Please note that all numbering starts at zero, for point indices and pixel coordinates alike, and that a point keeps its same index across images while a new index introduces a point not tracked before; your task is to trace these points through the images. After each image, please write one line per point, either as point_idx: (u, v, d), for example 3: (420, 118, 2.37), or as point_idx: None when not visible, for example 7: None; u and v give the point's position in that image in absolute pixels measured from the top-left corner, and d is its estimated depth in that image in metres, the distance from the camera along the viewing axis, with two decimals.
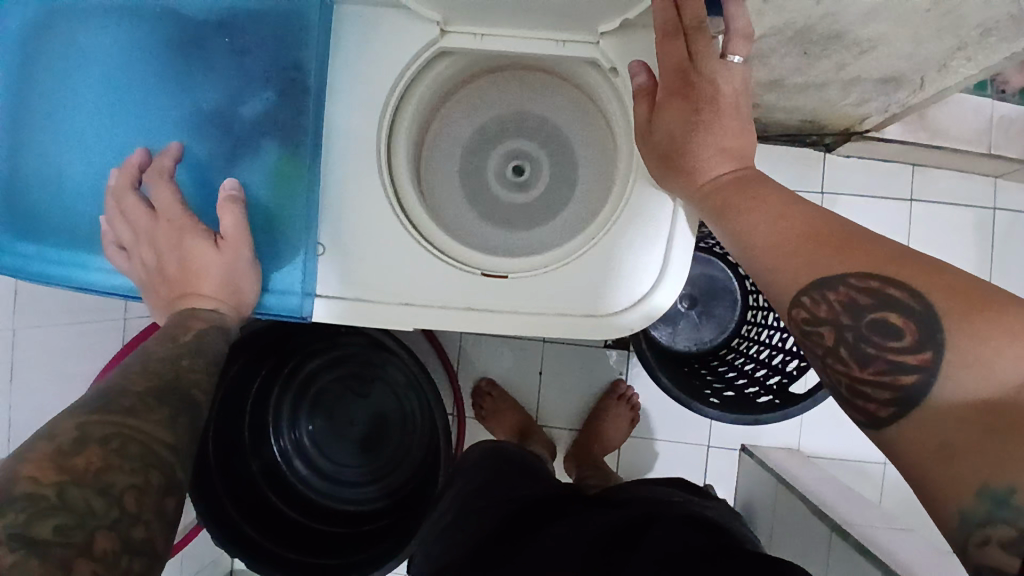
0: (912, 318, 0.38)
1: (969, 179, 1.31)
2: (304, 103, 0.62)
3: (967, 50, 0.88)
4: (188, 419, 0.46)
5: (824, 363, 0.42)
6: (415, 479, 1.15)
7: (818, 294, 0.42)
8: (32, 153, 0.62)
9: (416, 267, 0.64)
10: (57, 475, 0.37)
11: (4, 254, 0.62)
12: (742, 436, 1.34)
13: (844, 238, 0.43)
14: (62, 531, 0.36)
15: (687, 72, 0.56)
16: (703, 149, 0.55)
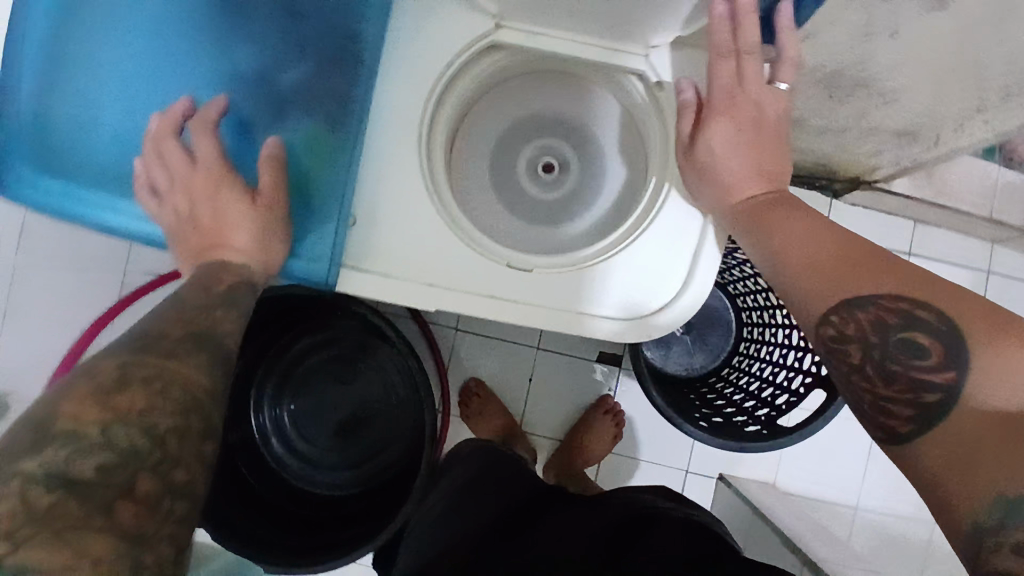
0: (939, 340, 0.41)
1: (966, 240, 1.35)
2: (355, 73, 0.62)
3: (986, 112, 0.89)
4: (224, 369, 0.50)
5: (848, 378, 0.45)
6: (395, 469, 1.15)
7: (846, 313, 0.45)
8: (66, 89, 0.61)
9: (444, 250, 0.66)
10: (102, 413, 0.42)
11: (31, 187, 0.62)
12: (723, 465, 1.34)
13: (871, 260, 0.46)
14: (105, 470, 0.40)
15: (736, 91, 0.60)
16: (732, 167, 0.59)
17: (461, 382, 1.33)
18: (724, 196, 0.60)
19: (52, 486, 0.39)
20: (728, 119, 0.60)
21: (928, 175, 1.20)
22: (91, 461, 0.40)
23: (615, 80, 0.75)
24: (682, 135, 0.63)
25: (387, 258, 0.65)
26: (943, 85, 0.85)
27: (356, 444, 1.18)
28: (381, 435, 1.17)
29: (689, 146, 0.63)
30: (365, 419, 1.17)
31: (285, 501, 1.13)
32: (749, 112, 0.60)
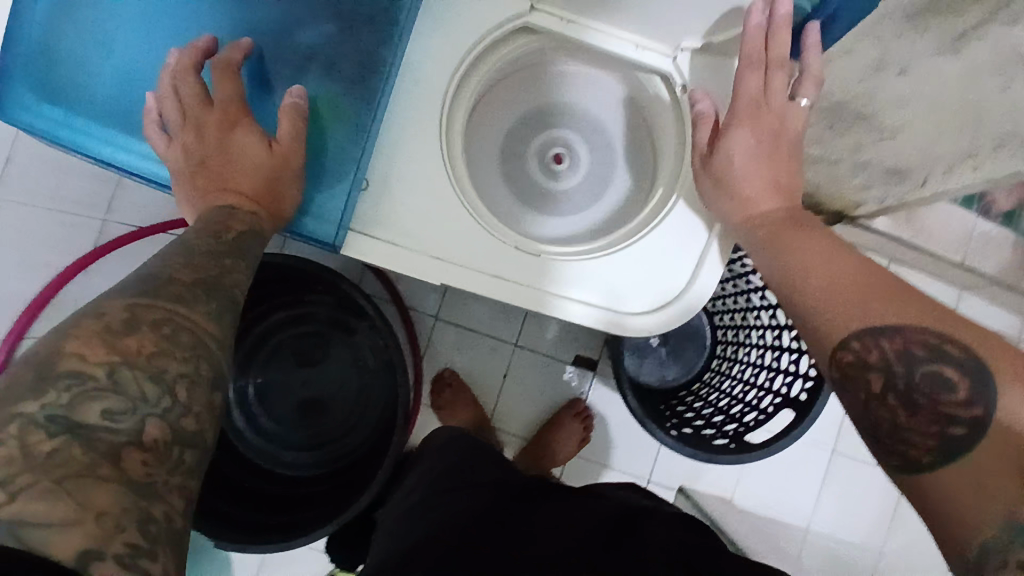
0: (967, 374, 0.41)
1: (936, 282, 1.41)
2: (390, 33, 0.61)
3: (977, 159, 0.80)
4: (232, 318, 0.52)
5: (866, 405, 0.45)
6: (362, 450, 1.13)
7: (871, 340, 0.45)
8: (78, 17, 0.59)
9: (455, 223, 0.66)
10: (109, 355, 0.43)
11: (30, 112, 0.59)
12: (683, 476, 1.34)
13: (880, 283, 0.47)
14: (111, 415, 0.41)
15: (761, 103, 0.60)
16: (749, 181, 0.59)
17: (435, 371, 1.32)
18: (741, 210, 0.60)
19: (54, 431, 0.39)
20: (750, 131, 0.60)
21: (909, 217, 1.24)
22: (98, 404, 0.41)
23: (634, 79, 0.77)
24: (700, 145, 0.64)
25: (397, 226, 0.65)
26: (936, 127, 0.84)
27: (320, 425, 1.14)
28: (347, 415, 1.15)
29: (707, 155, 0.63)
30: (335, 398, 1.14)
31: (246, 476, 1.10)
32: (770, 127, 0.60)
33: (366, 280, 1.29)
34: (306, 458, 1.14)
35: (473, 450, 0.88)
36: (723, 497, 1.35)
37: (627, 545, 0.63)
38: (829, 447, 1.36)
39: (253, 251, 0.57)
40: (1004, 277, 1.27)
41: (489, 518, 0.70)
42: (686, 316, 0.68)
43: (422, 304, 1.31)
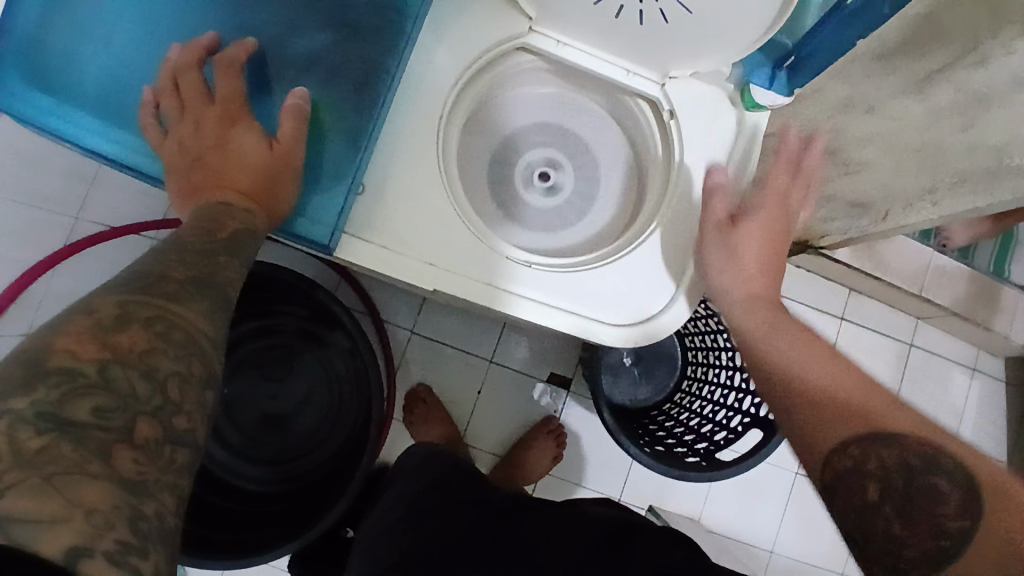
0: (957, 486, 0.44)
1: (893, 314, 1.44)
2: (395, 44, 0.63)
3: (936, 193, 0.84)
4: (225, 316, 0.51)
5: (862, 512, 0.48)
6: (332, 463, 1.11)
7: (869, 449, 0.48)
8: (74, 10, 0.60)
9: (446, 230, 0.67)
10: (100, 351, 0.42)
11: (18, 100, 0.59)
12: (653, 496, 1.36)
13: (864, 387, 0.53)
14: (101, 413, 0.40)
15: (782, 200, 0.69)
16: (754, 259, 0.67)
17: (410, 386, 1.31)
18: (743, 291, 0.66)
19: (43, 429, 0.38)
20: (756, 222, 0.67)
21: (870, 248, 1.31)
22: (87, 402, 0.40)
23: (621, 102, 0.80)
24: (718, 215, 0.69)
25: (388, 232, 0.66)
26: (903, 163, 0.91)
27: (289, 440, 1.11)
28: (317, 427, 1.12)
29: (724, 228, 0.68)
30: (306, 410, 1.12)
31: (211, 494, 1.06)
32: (772, 223, 0.68)
33: (342, 290, 1.29)
34: (272, 474, 1.11)
35: (447, 470, 0.87)
36: (691, 516, 1.37)
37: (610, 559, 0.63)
38: (793, 470, 1.39)
39: (250, 250, 0.57)
40: (958, 309, 1.34)
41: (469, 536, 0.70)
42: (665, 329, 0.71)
43: (398, 318, 1.31)
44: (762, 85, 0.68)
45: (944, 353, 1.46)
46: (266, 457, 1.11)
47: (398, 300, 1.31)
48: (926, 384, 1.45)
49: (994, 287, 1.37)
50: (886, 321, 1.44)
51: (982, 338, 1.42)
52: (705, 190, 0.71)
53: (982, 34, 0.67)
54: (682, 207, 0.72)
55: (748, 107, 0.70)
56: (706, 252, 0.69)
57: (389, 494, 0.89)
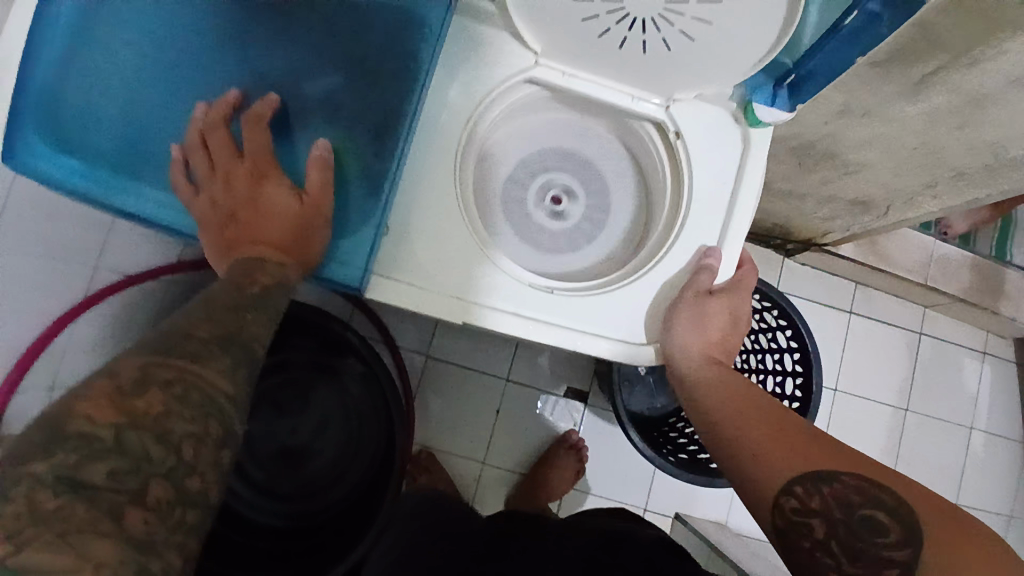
0: (895, 518, 0.49)
1: (903, 305, 1.46)
2: (409, 92, 0.67)
3: (937, 189, 0.97)
4: (247, 372, 0.53)
5: (811, 553, 0.52)
6: (350, 500, 1.11)
7: (812, 487, 0.52)
8: (118, 89, 0.66)
9: (470, 262, 0.70)
10: (116, 416, 0.44)
11: (70, 174, 0.65)
12: (678, 503, 1.37)
13: (800, 428, 0.57)
14: (115, 476, 0.42)
15: (740, 283, 0.72)
16: (718, 330, 0.69)
17: (428, 410, 1.33)
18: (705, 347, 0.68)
19: (59, 490, 0.40)
20: (730, 297, 0.71)
21: (873, 243, 1.33)
22: (103, 465, 0.42)
23: (628, 126, 0.82)
24: (701, 286, 0.71)
25: (412, 269, 0.69)
26: (900, 162, 0.95)
27: (314, 474, 1.12)
28: (337, 461, 1.12)
29: (703, 294, 0.70)
30: (327, 443, 1.13)
31: (232, 530, 1.07)
32: (744, 305, 0.72)
33: (356, 318, 1.31)
34: (300, 510, 1.11)
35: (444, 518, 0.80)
36: (718, 521, 1.38)
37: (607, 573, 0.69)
38: None
39: (280, 302, 0.59)
40: (965, 296, 1.36)
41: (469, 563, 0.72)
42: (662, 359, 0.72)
43: (413, 344, 1.33)
44: (764, 103, 0.70)
45: (953, 339, 1.48)
46: (293, 494, 1.11)
47: (411, 326, 1.33)
48: (939, 372, 1.46)
49: (998, 272, 1.38)
50: (895, 313, 1.45)
51: (990, 323, 1.44)
52: (702, 255, 0.73)
53: (974, 48, 0.68)
54: (704, 218, 0.73)
55: (751, 124, 0.72)
56: (678, 308, 0.70)
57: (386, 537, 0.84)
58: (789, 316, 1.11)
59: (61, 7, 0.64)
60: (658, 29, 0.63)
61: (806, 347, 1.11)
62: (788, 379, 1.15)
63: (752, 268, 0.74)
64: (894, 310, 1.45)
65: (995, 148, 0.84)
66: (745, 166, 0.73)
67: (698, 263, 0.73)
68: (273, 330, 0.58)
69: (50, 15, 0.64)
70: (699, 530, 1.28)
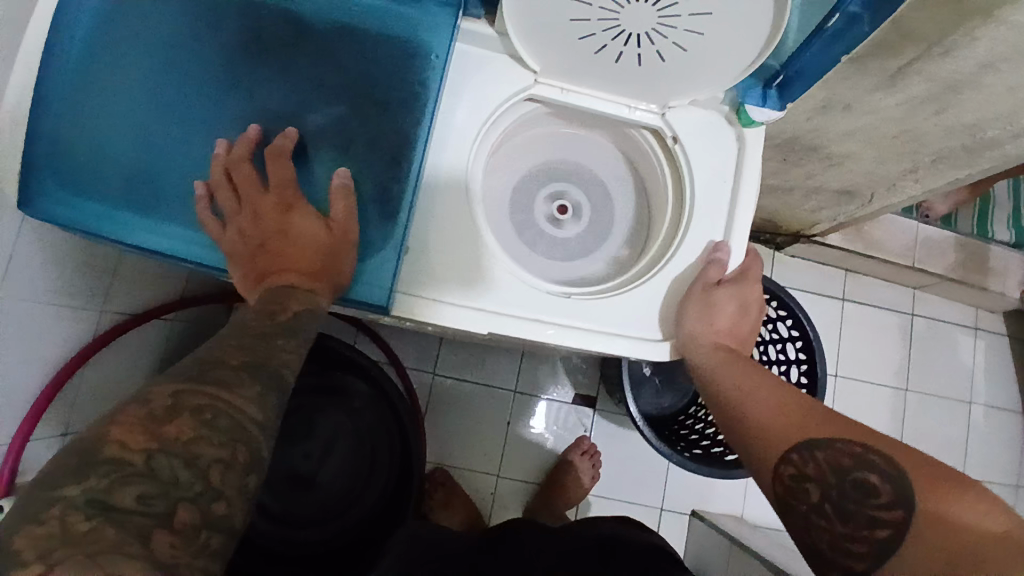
0: (886, 481, 0.53)
1: (893, 288, 1.51)
2: (415, 118, 0.70)
3: (918, 173, 1.02)
4: (275, 398, 0.54)
5: (808, 517, 0.56)
6: (371, 518, 1.12)
7: (808, 455, 0.57)
8: (137, 132, 0.68)
9: (489, 273, 0.73)
10: (148, 441, 0.46)
11: (97, 218, 0.68)
12: (695, 500, 1.37)
13: (804, 407, 0.62)
14: (145, 499, 0.43)
15: (747, 272, 0.75)
16: (725, 321, 0.72)
17: (439, 427, 1.33)
18: (714, 335, 0.71)
19: (90, 513, 0.41)
20: (738, 288, 0.74)
21: (859, 230, 1.37)
22: (132, 489, 0.43)
23: (626, 134, 0.85)
24: (709, 277, 0.74)
25: (433, 284, 0.72)
26: (882, 150, 1.00)
27: (332, 496, 1.12)
28: (354, 480, 1.13)
29: (711, 287, 0.73)
30: (342, 464, 1.12)
31: (246, 557, 1.07)
32: (750, 294, 0.74)
33: (362, 340, 1.33)
34: (324, 534, 1.11)
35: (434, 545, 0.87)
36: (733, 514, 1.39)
37: None
38: None
39: (308, 329, 0.61)
40: (953, 275, 1.41)
41: None
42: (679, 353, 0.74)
43: (421, 363, 1.34)
44: (755, 104, 0.74)
45: (944, 316, 1.52)
46: (314, 519, 1.11)
47: (418, 345, 1.35)
48: (934, 350, 1.50)
49: (982, 249, 1.43)
50: (886, 296, 1.50)
51: (979, 299, 1.49)
52: (712, 250, 0.76)
53: (945, 28, 0.71)
54: (707, 214, 0.77)
55: (745, 124, 0.76)
56: (686, 304, 0.74)
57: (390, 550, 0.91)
58: (789, 307, 1.16)
59: (71, 60, 0.68)
60: (652, 42, 0.67)
61: (808, 335, 1.15)
62: (793, 368, 1.19)
63: (758, 256, 0.77)
64: (885, 293, 1.50)
65: (971, 129, 0.89)
66: (744, 164, 0.77)
67: (709, 258, 0.76)
68: (302, 356, 0.60)
69: (59, 67, 0.67)
70: (716, 523, 1.28)
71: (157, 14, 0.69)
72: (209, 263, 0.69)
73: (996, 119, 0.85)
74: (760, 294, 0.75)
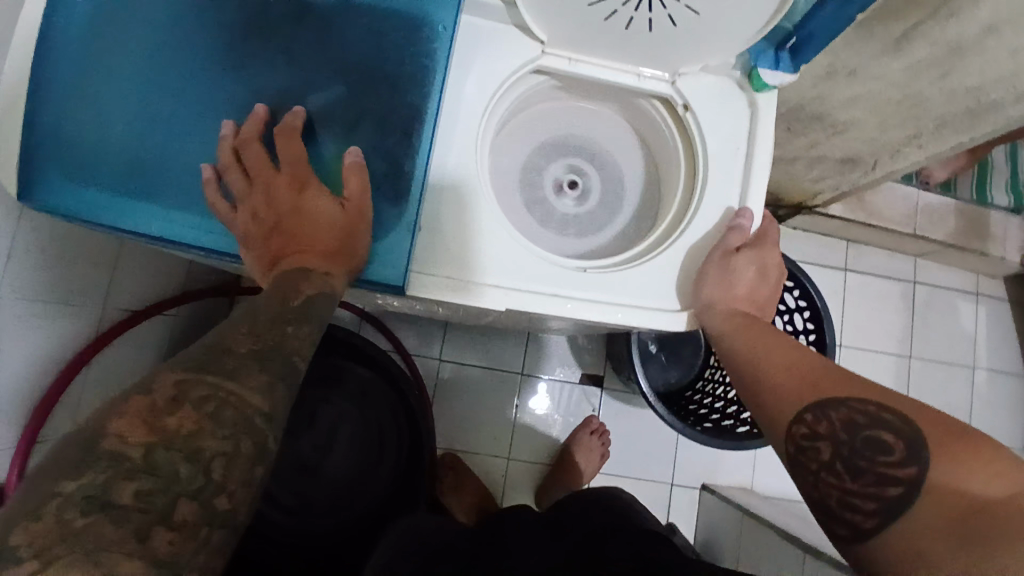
0: (901, 439, 0.49)
1: (895, 257, 1.50)
2: (420, 95, 0.69)
3: (921, 139, 1.00)
4: (285, 387, 0.50)
5: (817, 475, 0.52)
6: (383, 503, 1.10)
7: (820, 413, 0.54)
8: (138, 116, 0.67)
9: (503, 250, 0.72)
10: (148, 435, 0.42)
11: (99, 205, 0.66)
12: (702, 475, 1.35)
13: (822, 366, 0.59)
14: (144, 496, 0.41)
15: (763, 236, 0.74)
16: (744, 288, 0.72)
17: (446, 411, 1.31)
18: (732, 301, 0.71)
19: (88, 509, 0.39)
20: (756, 254, 0.73)
21: (860, 199, 1.37)
22: (131, 485, 0.41)
23: (635, 105, 0.85)
24: (728, 245, 0.73)
25: (448, 263, 0.71)
26: (886, 117, 0.98)
27: (342, 484, 1.10)
28: (363, 466, 1.11)
29: (730, 253, 0.73)
30: (349, 451, 1.11)
31: (257, 552, 1.04)
32: (771, 260, 0.73)
33: (365, 329, 1.31)
34: (337, 523, 1.08)
35: (443, 533, 0.83)
36: (743, 486, 1.36)
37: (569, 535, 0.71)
38: None
39: (324, 312, 0.59)
40: (953, 241, 1.40)
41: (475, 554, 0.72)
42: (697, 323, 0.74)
43: (426, 349, 1.33)
44: (767, 67, 0.74)
45: (948, 282, 1.52)
46: (326, 509, 1.08)
47: (422, 330, 1.33)
48: (936, 317, 1.50)
49: (981, 215, 1.43)
50: (889, 265, 1.50)
51: (980, 264, 1.48)
52: (734, 217, 0.75)
53: None
54: (721, 180, 0.77)
55: (757, 89, 0.76)
56: (704, 271, 0.73)
57: (390, 537, 0.88)
58: (796, 277, 1.16)
59: (69, 45, 0.66)
60: (664, 6, 0.65)
61: (816, 305, 1.15)
62: (802, 338, 1.19)
63: (774, 220, 0.77)
64: (888, 261, 1.50)
65: (974, 93, 0.87)
66: (757, 130, 0.76)
67: (730, 224, 0.75)
68: (313, 343, 0.56)
69: (58, 54, 0.66)
70: (729, 498, 1.25)
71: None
72: (216, 248, 0.67)
73: (999, 82, 0.83)
74: (779, 258, 0.74)
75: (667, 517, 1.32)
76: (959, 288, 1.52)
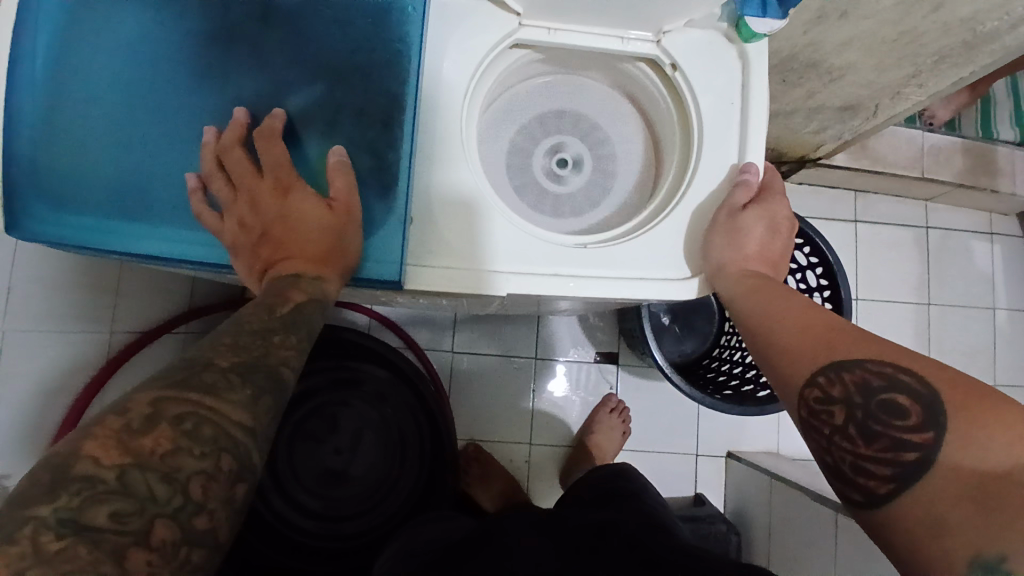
0: (918, 402, 0.46)
1: (905, 203, 1.46)
2: (393, 83, 0.67)
3: (921, 77, 0.97)
4: (270, 401, 0.47)
5: (831, 439, 0.50)
6: (410, 501, 1.09)
7: (834, 375, 0.52)
8: (110, 132, 0.65)
9: (496, 234, 0.70)
10: (123, 456, 0.39)
11: (77, 226, 0.64)
12: (728, 442, 1.33)
13: (836, 324, 0.57)
14: (120, 517, 0.38)
15: (767, 192, 0.72)
16: (752, 245, 0.69)
17: (462, 403, 1.30)
18: (740, 261, 0.69)
19: (63, 532, 0.36)
20: (762, 209, 0.70)
21: (864, 147, 1.32)
22: (106, 507, 0.37)
23: (621, 70, 0.83)
24: (734, 203, 0.71)
25: (442, 253, 0.69)
26: (883, 56, 0.93)
27: (368, 485, 1.09)
28: (389, 466, 1.10)
29: (736, 211, 0.71)
30: (372, 453, 1.09)
31: (288, 557, 1.05)
32: (777, 216, 0.71)
33: (376, 329, 1.31)
34: (366, 524, 1.08)
35: (452, 533, 0.79)
36: (769, 451, 1.34)
37: (577, 521, 0.72)
38: None
39: (316, 317, 0.58)
40: (960, 180, 1.35)
41: (495, 540, 0.71)
42: (708, 288, 0.72)
43: (437, 342, 1.31)
44: (755, 14, 0.70)
45: (962, 225, 1.47)
46: (354, 512, 1.08)
47: (431, 324, 1.32)
48: (950, 261, 1.46)
49: (989, 150, 1.37)
50: (900, 212, 1.45)
51: (990, 203, 1.43)
52: (739, 172, 0.73)
53: None
54: (717, 138, 0.74)
55: (747, 39, 0.73)
56: (711, 232, 0.71)
57: (399, 539, 0.84)
58: (806, 234, 1.13)
59: (35, 72, 0.65)
60: None
61: (828, 261, 1.12)
62: (817, 296, 1.16)
63: (777, 173, 0.74)
64: (898, 209, 1.46)
65: (969, 23, 0.84)
66: (750, 82, 0.74)
67: (736, 180, 0.73)
68: (303, 351, 0.54)
69: (26, 84, 0.65)
70: (754, 462, 1.23)
71: (115, 14, 0.66)
72: (202, 261, 0.65)
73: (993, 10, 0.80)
74: (788, 212, 0.72)
75: (694, 489, 1.31)
76: (976, 230, 1.47)
